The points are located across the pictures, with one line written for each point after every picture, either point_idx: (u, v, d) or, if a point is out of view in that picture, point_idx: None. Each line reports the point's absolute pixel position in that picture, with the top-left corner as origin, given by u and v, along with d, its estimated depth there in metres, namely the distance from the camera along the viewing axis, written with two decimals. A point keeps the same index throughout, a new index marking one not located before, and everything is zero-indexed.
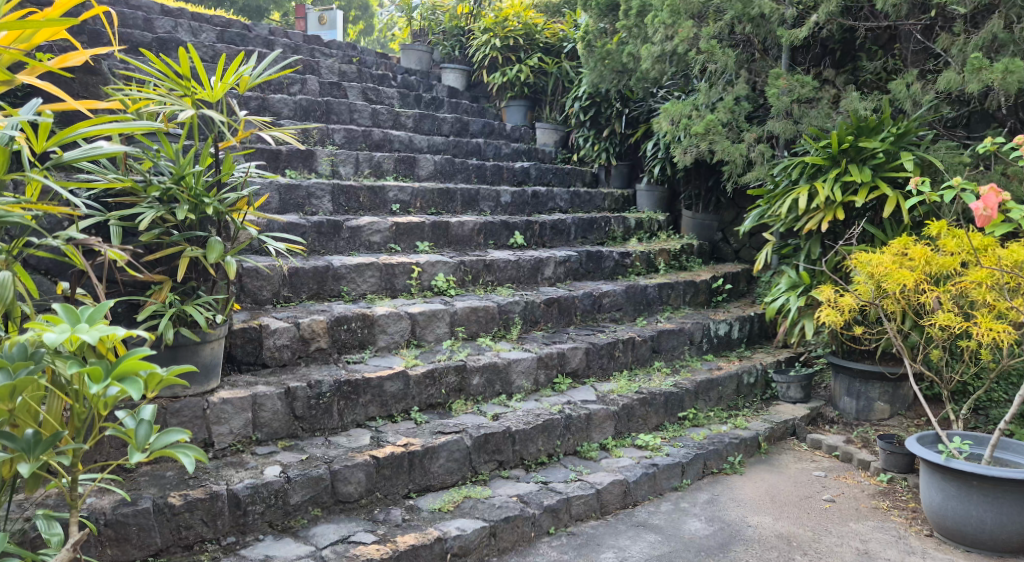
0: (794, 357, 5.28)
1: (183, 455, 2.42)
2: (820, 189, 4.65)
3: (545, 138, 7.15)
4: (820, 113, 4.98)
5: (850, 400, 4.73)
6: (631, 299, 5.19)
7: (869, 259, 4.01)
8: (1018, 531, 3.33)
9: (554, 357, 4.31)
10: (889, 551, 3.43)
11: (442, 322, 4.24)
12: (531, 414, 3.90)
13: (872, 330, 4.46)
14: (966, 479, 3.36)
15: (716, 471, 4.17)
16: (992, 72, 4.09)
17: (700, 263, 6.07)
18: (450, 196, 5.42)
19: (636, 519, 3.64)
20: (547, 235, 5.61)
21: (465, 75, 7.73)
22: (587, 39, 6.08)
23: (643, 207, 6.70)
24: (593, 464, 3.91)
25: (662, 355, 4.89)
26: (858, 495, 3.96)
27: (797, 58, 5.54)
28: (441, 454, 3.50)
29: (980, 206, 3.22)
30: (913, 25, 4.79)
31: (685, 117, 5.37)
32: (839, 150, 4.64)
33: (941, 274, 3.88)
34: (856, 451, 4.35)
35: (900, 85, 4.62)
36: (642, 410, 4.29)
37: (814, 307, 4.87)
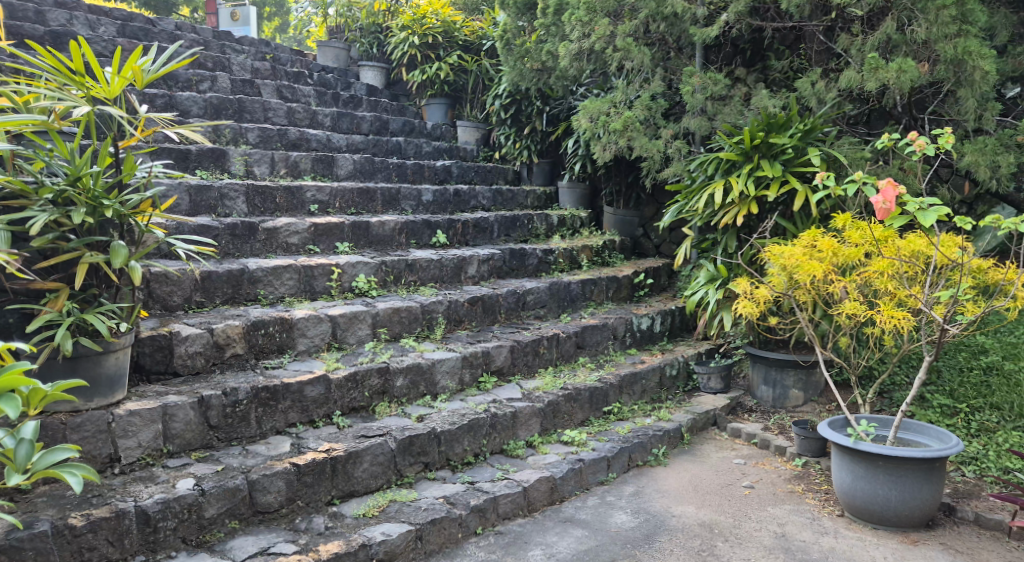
0: (714, 349, 5.41)
1: (69, 474, 2.48)
2: (735, 183, 4.77)
3: (466, 136, 7.17)
4: (732, 110, 5.12)
5: (767, 389, 4.87)
6: (555, 295, 5.21)
7: (781, 251, 4.13)
8: (920, 507, 3.49)
9: (479, 355, 4.29)
10: (805, 534, 3.54)
11: (364, 323, 4.17)
12: (456, 414, 3.87)
13: (785, 320, 4.61)
14: (872, 460, 3.51)
15: (641, 463, 4.23)
16: (888, 71, 4.28)
17: (621, 259, 6.16)
18: (370, 195, 5.34)
19: (563, 515, 3.65)
20: (470, 233, 5.58)
21: (383, 73, 7.63)
22: (506, 38, 6.07)
23: (565, 205, 6.75)
24: (520, 461, 3.91)
25: (586, 350, 4.94)
26: (775, 481, 4.08)
27: (709, 58, 5.68)
28: (364, 459, 3.44)
29: (879, 200, 3.36)
30: (816, 26, 4.98)
31: (603, 114, 5.43)
32: (751, 146, 4.78)
33: (847, 265, 4.03)
34: (773, 438, 4.49)
35: (806, 83, 4.78)
36: (568, 406, 4.31)
37: (731, 300, 4.99)
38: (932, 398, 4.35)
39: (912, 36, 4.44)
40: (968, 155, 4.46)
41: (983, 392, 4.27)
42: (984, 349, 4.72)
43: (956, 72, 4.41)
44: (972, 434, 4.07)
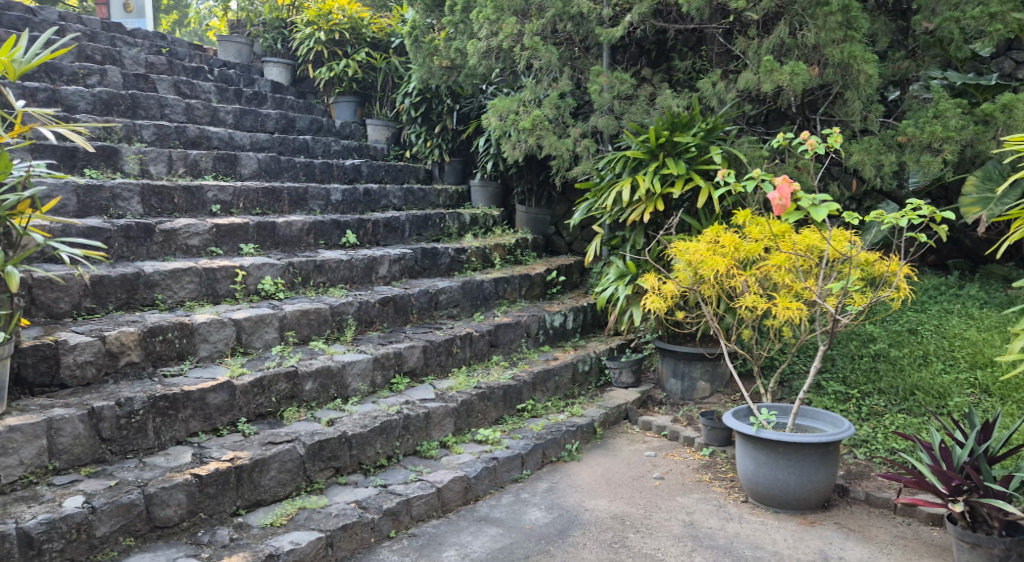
0: (625, 344, 5.51)
1: None
2: (642, 181, 4.86)
3: (376, 134, 7.06)
4: (638, 109, 5.22)
5: (675, 382, 4.99)
6: (467, 294, 5.20)
7: (687, 247, 4.23)
8: (817, 489, 3.65)
9: (391, 357, 4.23)
10: (711, 521, 3.65)
11: (270, 327, 4.04)
12: (368, 416, 3.80)
13: (691, 314, 4.74)
14: (773, 446, 3.64)
15: (554, 459, 4.27)
16: (782, 73, 4.46)
17: (534, 257, 6.20)
18: (276, 195, 5.19)
19: (477, 514, 3.65)
20: (381, 233, 5.50)
21: (289, 70, 7.42)
22: (415, 35, 5.99)
23: (477, 203, 6.73)
24: (434, 462, 3.88)
25: (499, 348, 4.95)
26: (684, 471, 4.19)
27: (616, 57, 5.76)
28: (271, 466, 3.34)
29: (777, 196, 3.50)
30: (716, 29, 5.14)
31: (512, 113, 5.44)
32: (656, 144, 4.88)
33: (748, 260, 4.17)
34: (682, 430, 4.60)
35: (707, 83, 4.93)
36: (481, 405, 4.30)
37: (640, 295, 5.09)
38: (827, 385, 4.55)
39: (803, 40, 4.64)
40: (855, 154, 4.69)
41: (872, 378, 4.50)
42: (873, 337, 5.00)
43: (843, 75, 4.64)
44: (863, 418, 4.27)
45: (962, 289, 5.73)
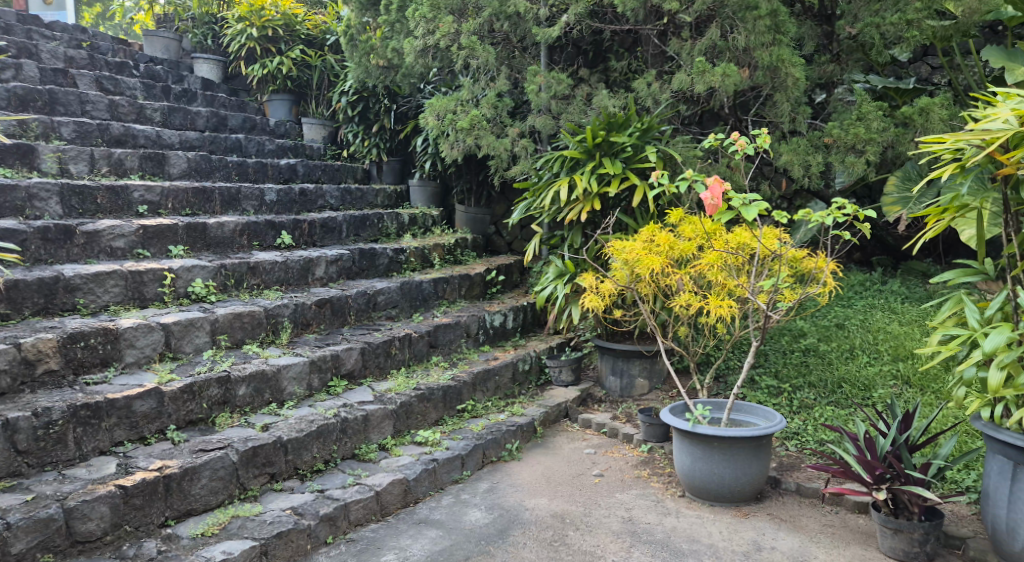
0: (565, 343, 5.53)
1: None
2: (579, 181, 4.89)
3: (312, 133, 6.94)
4: (575, 109, 5.26)
5: (614, 379, 5.03)
6: (406, 295, 5.15)
7: (623, 246, 4.28)
8: (750, 482, 3.73)
9: (328, 359, 4.16)
10: (649, 516, 3.69)
11: (201, 331, 3.93)
12: (304, 420, 3.73)
13: (629, 312, 4.79)
14: (708, 441, 3.70)
15: (495, 459, 4.26)
16: (714, 74, 4.54)
17: (474, 257, 6.18)
18: (207, 195, 5.05)
19: (417, 517, 3.61)
20: (317, 233, 5.41)
21: (220, 67, 7.24)
22: (350, 34, 5.91)
23: (416, 203, 6.68)
24: (372, 465, 3.83)
25: (439, 349, 4.91)
26: (623, 467, 4.23)
27: (554, 57, 5.78)
28: (202, 474, 3.25)
29: (709, 197, 3.58)
30: (651, 30, 5.21)
31: (450, 112, 5.41)
32: (593, 144, 4.92)
33: (683, 258, 4.24)
34: (621, 427, 4.65)
35: (642, 84, 4.99)
36: (421, 406, 4.27)
37: (579, 294, 5.12)
38: (760, 379, 4.65)
39: (734, 42, 4.74)
40: (784, 154, 4.81)
41: (803, 371, 4.63)
42: (803, 332, 5.15)
43: (772, 78, 4.76)
44: (794, 411, 4.37)
45: (886, 284, 5.95)
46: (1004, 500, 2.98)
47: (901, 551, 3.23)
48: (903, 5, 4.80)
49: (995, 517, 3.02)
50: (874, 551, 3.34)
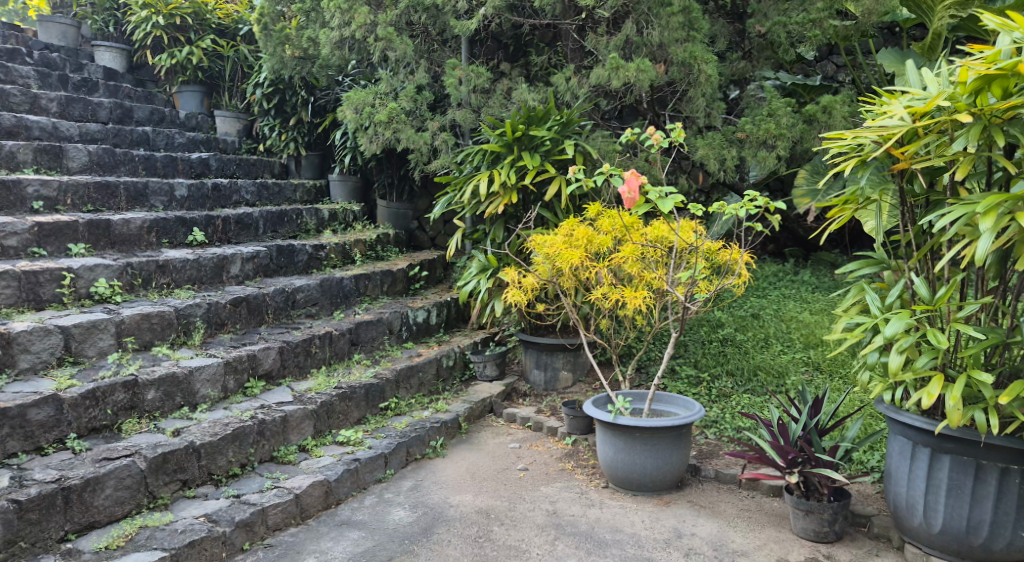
0: (489, 338, 5.53)
1: None
2: (499, 174, 4.87)
3: (226, 127, 6.71)
4: (496, 103, 5.24)
5: (538, 372, 5.04)
6: (326, 292, 5.03)
7: (545, 240, 4.30)
8: (671, 471, 3.79)
9: (244, 360, 4.03)
10: (573, 508, 3.71)
11: (105, 333, 3.75)
12: (219, 424, 3.60)
13: (552, 306, 4.81)
14: (630, 432, 3.74)
15: (419, 457, 4.21)
16: (629, 70, 4.59)
17: (396, 253, 6.10)
18: (110, 190, 4.84)
19: (339, 518, 3.53)
20: (231, 230, 5.22)
21: (124, 56, 6.91)
22: (264, 22, 5.71)
23: (336, 198, 6.55)
24: (291, 467, 3.73)
25: (361, 347, 4.81)
26: (548, 461, 4.25)
27: (474, 51, 5.76)
28: (106, 484, 3.10)
29: (626, 189, 3.64)
30: (569, 25, 5.23)
31: (368, 106, 5.31)
32: (513, 138, 4.90)
33: (602, 252, 4.29)
34: (545, 420, 4.66)
35: (561, 79, 5.01)
36: (342, 406, 4.18)
37: (502, 288, 5.10)
38: (681, 369, 4.75)
39: (649, 38, 4.82)
40: (700, 149, 4.92)
41: (721, 361, 4.75)
42: (721, 323, 5.29)
43: (686, 74, 4.87)
44: (713, 400, 4.46)
45: (798, 274, 6.16)
46: (905, 479, 3.11)
47: (812, 531, 3.34)
48: (808, 5, 4.99)
49: (896, 495, 3.14)
50: (788, 533, 3.45)
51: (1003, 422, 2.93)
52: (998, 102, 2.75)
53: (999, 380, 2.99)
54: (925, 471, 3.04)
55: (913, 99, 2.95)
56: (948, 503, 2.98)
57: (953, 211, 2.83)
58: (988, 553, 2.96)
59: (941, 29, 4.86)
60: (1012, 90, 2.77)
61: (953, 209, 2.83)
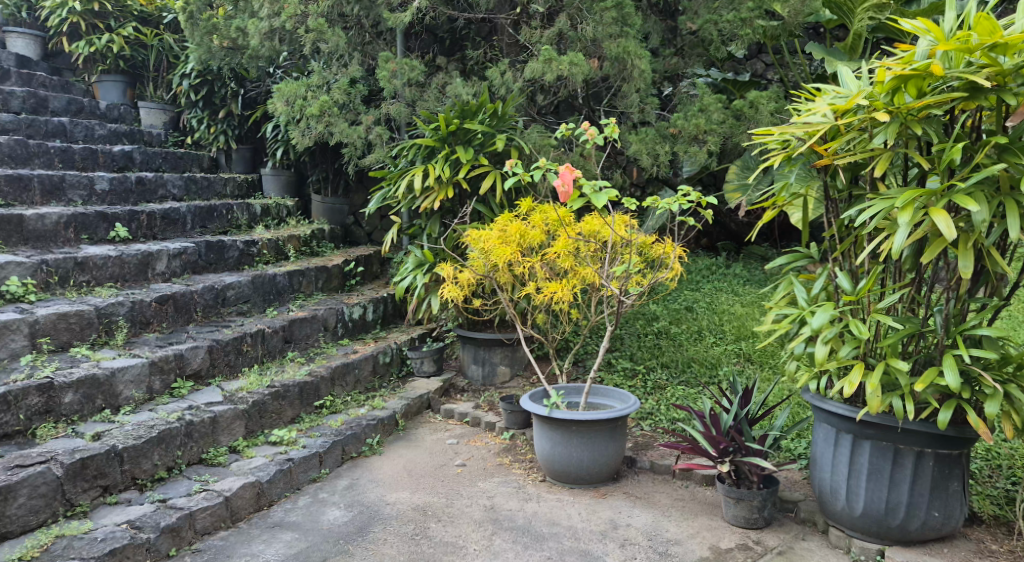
0: (426, 333, 5.48)
1: None
2: (433, 168, 4.83)
3: (151, 119, 6.50)
4: (431, 97, 5.19)
5: (476, 367, 5.03)
6: (258, 289, 4.91)
7: (480, 235, 4.29)
8: (607, 463, 3.82)
9: (171, 360, 3.91)
10: (511, 503, 3.71)
11: (18, 334, 3.60)
12: (143, 426, 3.48)
13: (488, 301, 4.80)
14: (566, 425, 3.76)
15: (355, 455, 4.15)
16: (564, 65, 4.60)
17: (332, 248, 6.01)
18: (23, 184, 4.63)
19: (271, 520, 3.45)
20: (157, 226, 5.05)
21: (38, 43, 6.63)
22: (190, 11, 5.51)
23: (270, 192, 6.41)
24: (222, 469, 3.62)
25: (294, 345, 4.71)
26: (485, 456, 4.24)
27: (410, 44, 5.70)
28: (19, 494, 2.97)
29: (561, 183, 3.65)
30: (505, 19, 5.23)
31: (300, 98, 5.19)
32: (448, 132, 4.86)
33: (537, 246, 4.30)
34: (483, 415, 4.65)
35: (496, 73, 5.00)
36: (275, 405, 4.09)
37: (439, 283, 5.06)
38: (616, 362, 4.80)
39: (583, 33, 4.84)
40: (633, 144, 4.99)
41: (656, 353, 4.83)
42: (655, 316, 5.37)
43: (620, 69, 4.92)
44: (648, 392, 4.52)
45: (730, 268, 6.29)
46: (828, 465, 3.20)
47: (743, 518, 3.41)
48: (736, 3, 5.09)
49: (821, 480, 3.24)
50: (720, 520, 3.51)
51: (919, 407, 3.04)
52: (914, 101, 2.85)
53: (916, 367, 3.10)
54: (847, 457, 3.14)
55: (835, 98, 3.03)
56: (868, 486, 3.08)
57: (873, 205, 2.90)
58: (906, 533, 3.06)
59: (862, 30, 5.06)
60: (927, 89, 2.85)
61: (871, 203, 2.91)
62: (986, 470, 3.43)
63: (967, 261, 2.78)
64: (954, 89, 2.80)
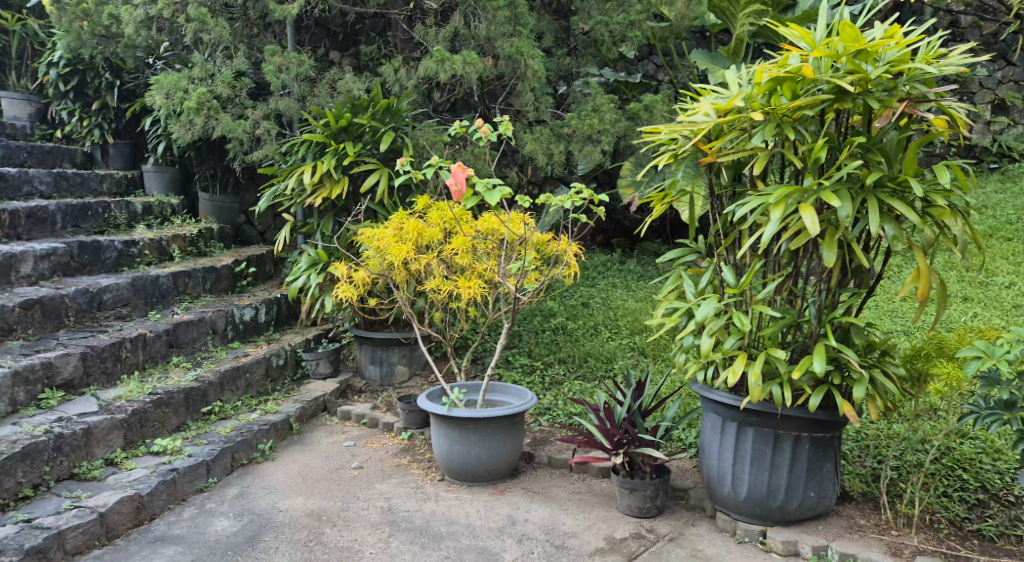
0: (322, 334, 5.36)
1: None
2: (322, 165, 4.71)
3: (14, 110, 6.14)
4: (322, 92, 5.07)
5: (374, 368, 4.95)
6: (138, 291, 4.67)
7: (374, 234, 4.22)
8: (505, 459, 3.84)
9: (37, 369, 3.68)
10: (409, 503, 3.66)
11: None
12: (5, 441, 3.25)
13: (384, 300, 4.73)
14: (463, 424, 3.75)
15: (246, 462, 4.00)
16: (457, 63, 4.59)
17: (221, 248, 5.78)
18: None
19: (153, 535, 3.29)
20: (23, 225, 4.73)
21: None
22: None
23: (152, 191, 6.09)
24: (97, 484, 3.42)
25: (179, 349, 4.50)
26: (383, 457, 4.17)
27: (301, 38, 5.57)
28: None
29: (452, 181, 3.63)
30: (398, 15, 5.17)
31: (180, 91, 4.97)
32: (339, 128, 4.73)
33: (433, 244, 4.26)
34: (381, 416, 4.58)
35: (389, 70, 4.97)
36: (158, 413, 3.89)
37: (334, 283, 4.94)
38: (515, 359, 4.83)
39: (476, 31, 4.85)
40: (529, 142, 5.03)
41: (553, 349, 4.88)
42: (553, 312, 5.44)
43: (514, 68, 4.94)
44: (546, 387, 4.56)
45: (624, 264, 6.43)
46: (715, 452, 3.31)
47: (636, 508, 3.49)
48: (626, 6, 5.22)
49: (708, 467, 3.35)
50: (615, 511, 3.58)
51: (796, 394, 3.18)
52: (788, 102, 2.97)
53: (793, 356, 3.25)
54: (733, 444, 3.26)
55: (718, 98, 3.16)
56: (751, 471, 3.21)
57: (751, 202, 3.03)
58: (785, 514, 3.21)
59: (743, 35, 5.25)
60: (801, 92, 2.99)
61: (751, 200, 3.03)
62: (856, 450, 3.62)
63: (830, 252, 2.93)
64: (824, 93, 2.94)
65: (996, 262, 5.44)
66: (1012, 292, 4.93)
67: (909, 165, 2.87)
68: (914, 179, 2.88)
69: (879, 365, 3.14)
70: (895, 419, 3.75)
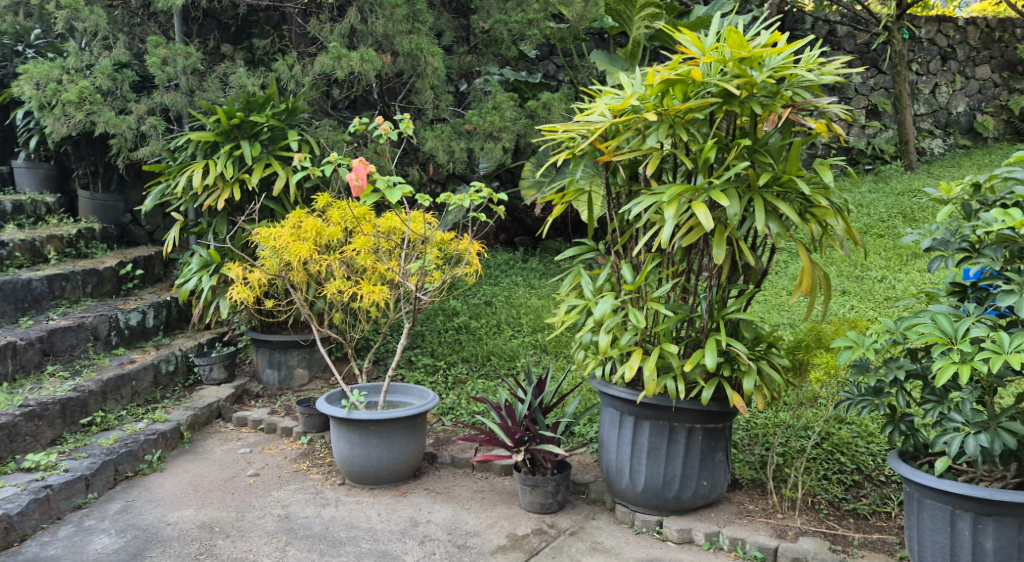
0: (216, 338, 5.16)
1: None
2: (215, 164, 4.53)
3: None
4: (212, 87, 4.89)
5: (272, 372, 4.81)
6: (8, 297, 4.37)
7: (270, 233, 4.08)
8: (406, 461, 3.79)
9: None
10: (307, 510, 3.57)
11: None
12: None
13: (282, 302, 4.60)
14: (364, 426, 3.68)
15: (131, 474, 3.80)
16: (353, 59, 4.50)
17: (104, 248, 5.48)
18: None
19: (23, 557, 3.09)
20: None
21: None
22: None
23: (23, 188, 5.74)
24: None
25: (56, 358, 4.24)
26: (280, 463, 4.05)
27: (189, 29, 5.36)
28: None
29: (353, 176, 3.56)
30: (292, 9, 5.04)
31: (53, 82, 4.67)
32: (231, 125, 4.57)
33: (332, 244, 4.17)
34: (279, 421, 4.45)
35: (284, 66, 4.82)
36: (30, 427, 3.66)
37: (227, 285, 4.76)
38: (417, 359, 4.79)
39: (373, 27, 4.76)
40: (429, 140, 4.99)
41: (456, 348, 4.87)
42: (455, 311, 5.42)
43: (413, 66, 4.92)
44: (449, 387, 4.55)
45: (526, 262, 6.49)
46: (614, 445, 3.38)
47: (538, 504, 3.52)
48: (525, 6, 5.25)
49: (608, 460, 3.41)
50: (517, 508, 3.60)
51: (689, 387, 3.28)
52: (680, 104, 3.06)
53: (686, 350, 3.35)
54: (630, 437, 3.33)
55: (614, 99, 3.23)
56: (648, 463, 3.29)
57: (646, 200, 3.10)
58: (680, 503, 3.31)
59: (639, 38, 5.43)
60: (691, 93, 3.08)
61: (645, 198, 3.11)
62: (746, 439, 3.78)
63: (720, 249, 3.03)
64: (713, 95, 3.04)
65: (871, 257, 5.78)
66: (884, 285, 5.25)
67: (791, 166, 2.99)
68: (796, 179, 3.01)
69: (766, 357, 3.28)
70: (780, 408, 3.93)
